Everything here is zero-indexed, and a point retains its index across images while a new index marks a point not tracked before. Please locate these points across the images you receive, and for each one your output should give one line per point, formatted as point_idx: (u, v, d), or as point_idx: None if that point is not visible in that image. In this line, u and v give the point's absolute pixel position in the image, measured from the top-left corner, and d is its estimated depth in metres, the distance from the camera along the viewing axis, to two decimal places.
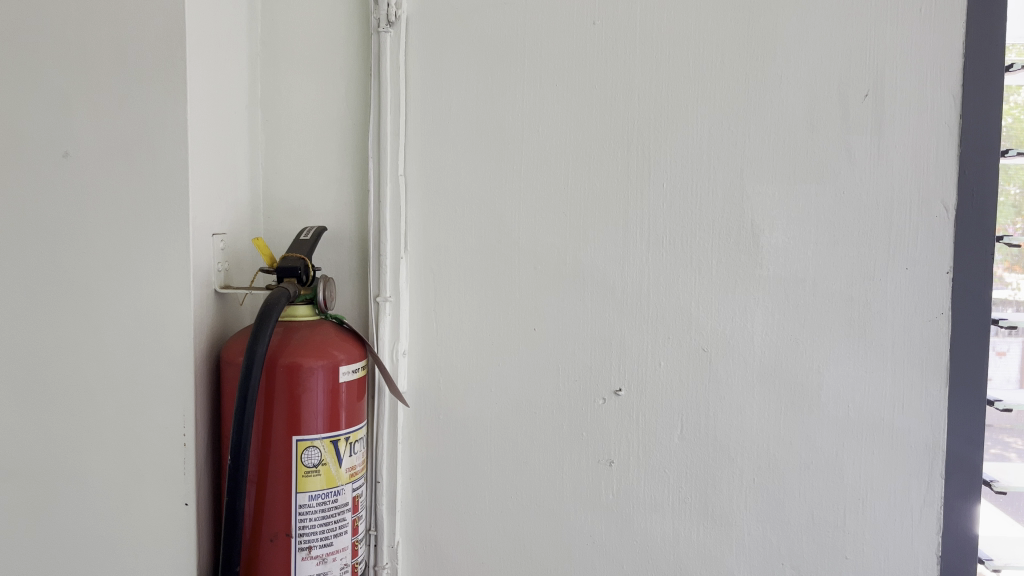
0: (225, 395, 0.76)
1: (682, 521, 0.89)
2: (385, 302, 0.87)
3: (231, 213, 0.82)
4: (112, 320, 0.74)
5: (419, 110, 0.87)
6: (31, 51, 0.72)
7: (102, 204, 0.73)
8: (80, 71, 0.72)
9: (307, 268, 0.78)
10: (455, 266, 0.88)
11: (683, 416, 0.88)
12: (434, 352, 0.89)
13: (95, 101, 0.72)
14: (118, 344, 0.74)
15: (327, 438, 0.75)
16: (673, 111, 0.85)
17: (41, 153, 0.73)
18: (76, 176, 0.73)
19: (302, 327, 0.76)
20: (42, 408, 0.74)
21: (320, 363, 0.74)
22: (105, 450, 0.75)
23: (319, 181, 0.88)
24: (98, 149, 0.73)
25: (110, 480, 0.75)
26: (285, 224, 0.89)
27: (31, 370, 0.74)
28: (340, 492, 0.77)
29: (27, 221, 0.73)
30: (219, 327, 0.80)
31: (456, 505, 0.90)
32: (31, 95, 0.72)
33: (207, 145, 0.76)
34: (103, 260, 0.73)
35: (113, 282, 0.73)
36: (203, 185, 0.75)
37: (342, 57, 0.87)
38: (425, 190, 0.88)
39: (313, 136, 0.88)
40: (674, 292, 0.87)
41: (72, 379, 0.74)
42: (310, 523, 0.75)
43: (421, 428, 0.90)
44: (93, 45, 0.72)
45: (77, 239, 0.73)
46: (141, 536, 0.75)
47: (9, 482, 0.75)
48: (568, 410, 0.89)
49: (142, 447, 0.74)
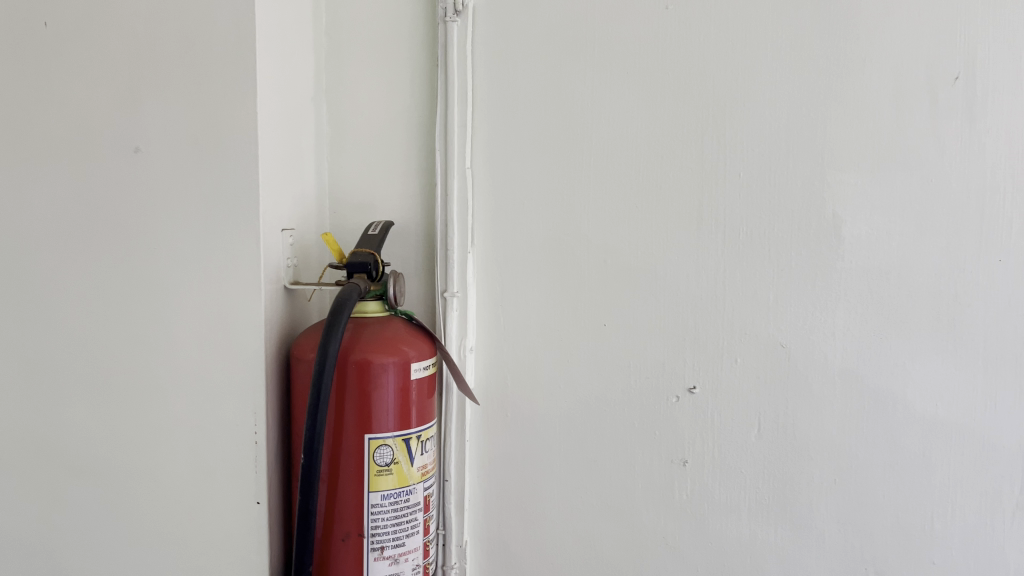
0: (296, 392, 0.75)
1: (759, 523, 0.86)
2: (453, 297, 0.85)
3: (298, 208, 0.81)
4: (183, 317, 0.73)
5: (486, 100, 0.85)
6: (102, 47, 0.71)
7: (172, 199, 0.72)
8: (148, 65, 0.71)
9: (377, 263, 0.77)
10: (524, 260, 0.86)
11: (760, 414, 0.85)
12: (502, 348, 0.87)
13: (164, 95, 0.71)
14: (189, 341, 0.73)
15: (399, 437, 0.74)
16: (749, 97, 0.82)
17: (112, 149, 0.72)
18: (145, 171, 0.72)
19: (373, 323, 0.75)
20: (115, 405, 0.74)
21: (392, 359, 0.73)
22: (176, 448, 0.74)
23: (385, 175, 0.87)
24: (168, 143, 0.72)
25: (182, 478, 0.74)
26: (352, 218, 0.88)
27: (104, 366, 0.74)
28: (412, 491, 0.75)
29: (99, 218, 0.73)
30: (288, 323, 0.79)
31: (525, 504, 0.88)
32: (102, 91, 0.72)
33: (275, 139, 0.75)
34: (173, 256, 0.72)
35: (183, 278, 0.73)
36: (272, 180, 0.74)
37: (408, 48, 0.86)
38: (492, 182, 0.86)
39: (379, 128, 0.87)
40: (750, 285, 0.84)
41: (144, 377, 0.74)
42: (382, 523, 0.74)
43: (489, 426, 0.88)
44: (162, 38, 0.71)
45: (148, 235, 0.72)
46: (213, 535, 0.74)
47: (83, 478, 0.75)
48: (640, 408, 0.86)
49: (213, 445, 0.74)
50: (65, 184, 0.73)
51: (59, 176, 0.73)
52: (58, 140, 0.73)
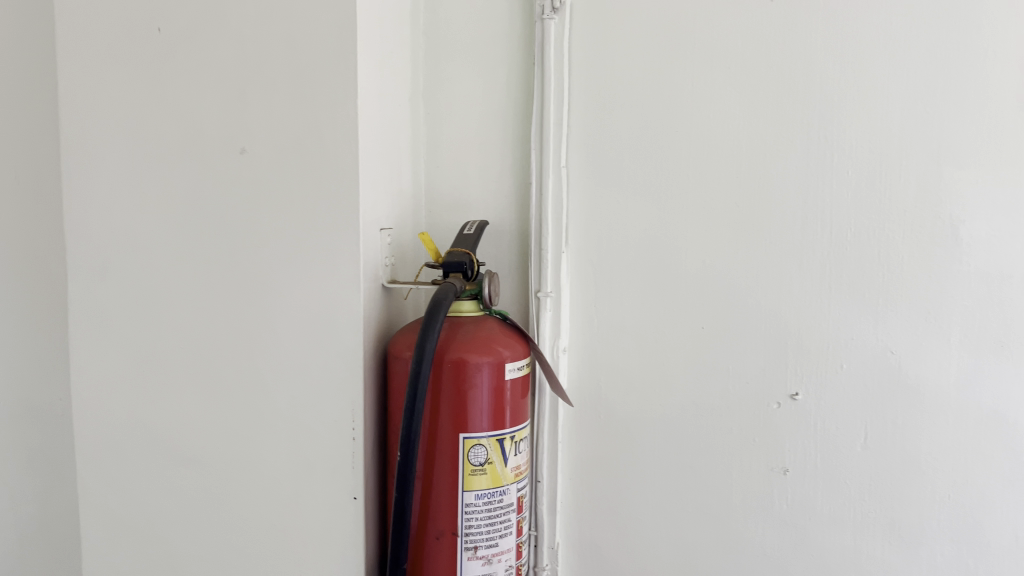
0: (393, 389, 0.76)
1: (865, 537, 0.82)
2: (547, 298, 0.84)
3: (395, 208, 0.82)
4: (285, 314, 0.75)
5: (583, 99, 0.84)
6: (211, 51, 0.74)
7: (276, 199, 0.74)
8: (254, 69, 0.73)
9: (472, 262, 0.77)
10: (619, 260, 0.85)
11: (867, 423, 0.81)
12: (596, 349, 0.86)
13: (270, 97, 0.73)
14: (291, 338, 0.75)
15: (493, 437, 0.74)
16: (858, 91, 0.78)
17: (220, 151, 0.74)
18: (251, 172, 0.74)
19: (468, 323, 0.75)
20: (221, 399, 0.77)
21: (486, 359, 0.72)
22: (278, 442, 0.76)
23: (480, 174, 0.87)
24: (273, 145, 0.73)
25: (283, 471, 0.76)
26: (448, 218, 0.89)
27: (211, 361, 0.77)
28: (505, 492, 0.75)
29: (207, 217, 0.75)
30: (385, 321, 0.80)
31: (618, 509, 0.87)
32: (211, 94, 0.74)
33: (374, 140, 0.76)
34: (276, 255, 0.74)
35: (286, 276, 0.74)
36: (371, 180, 0.75)
37: (505, 47, 0.86)
38: (588, 181, 0.85)
39: (474, 128, 0.87)
40: (857, 288, 0.80)
41: (248, 372, 0.76)
42: (475, 522, 0.74)
43: (582, 428, 0.87)
44: (268, 42, 0.73)
45: (253, 234, 0.74)
46: (312, 527, 0.76)
47: (191, 468, 0.78)
48: (738, 413, 0.83)
49: (313, 440, 0.75)
50: (176, 185, 0.76)
51: (170, 178, 0.76)
52: (169, 142, 0.75)
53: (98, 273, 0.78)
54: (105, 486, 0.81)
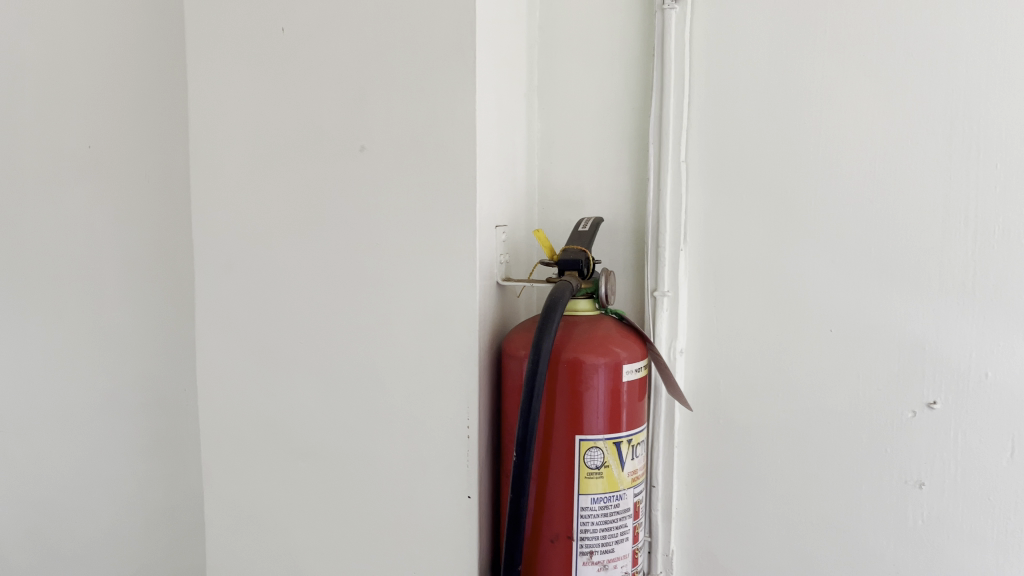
0: (507, 388, 0.75)
1: (1011, 560, 0.76)
2: (664, 297, 0.82)
3: (510, 205, 0.81)
4: (402, 311, 0.75)
5: (703, 90, 0.81)
6: (333, 50, 0.74)
7: (393, 196, 0.74)
8: (374, 66, 0.73)
9: (588, 260, 0.75)
10: (740, 258, 0.81)
11: (1015, 437, 0.75)
12: (715, 351, 0.83)
13: (389, 94, 0.73)
14: (407, 335, 0.75)
15: (610, 440, 0.72)
16: (1010, 77, 0.72)
17: (341, 148, 0.75)
18: (370, 169, 0.74)
19: (584, 322, 0.74)
20: (339, 394, 0.78)
21: (604, 360, 0.70)
22: (393, 438, 0.76)
23: (595, 170, 0.85)
24: (391, 142, 0.74)
25: (398, 467, 0.76)
26: (561, 214, 0.87)
27: (329, 356, 0.78)
28: (622, 496, 0.73)
29: (327, 214, 0.76)
30: (499, 319, 0.80)
31: (736, 517, 0.84)
32: (332, 92, 0.75)
33: (491, 136, 0.75)
34: (394, 252, 0.74)
35: (402, 273, 0.74)
36: (487, 177, 0.75)
37: (622, 38, 0.83)
38: (708, 177, 0.81)
39: (589, 122, 0.85)
40: (1006, 290, 0.74)
41: (365, 368, 0.76)
42: (591, 527, 0.72)
43: (699, 432, 0.84)
44: (388, 39, 0.73)
45: (371, 230, 0.75)
46: (426, 525, 0.76)
47: (309, 462, 0.79)
48: (868, 422, 0.79)
49: (427, 437, 0.75)
50: (296, 183, 0.77)
51: (291, 175, 0.77)
52: (291, 141, 0.77)
53: (223, 268, 0.81)
54: (228, 475, 0.83)
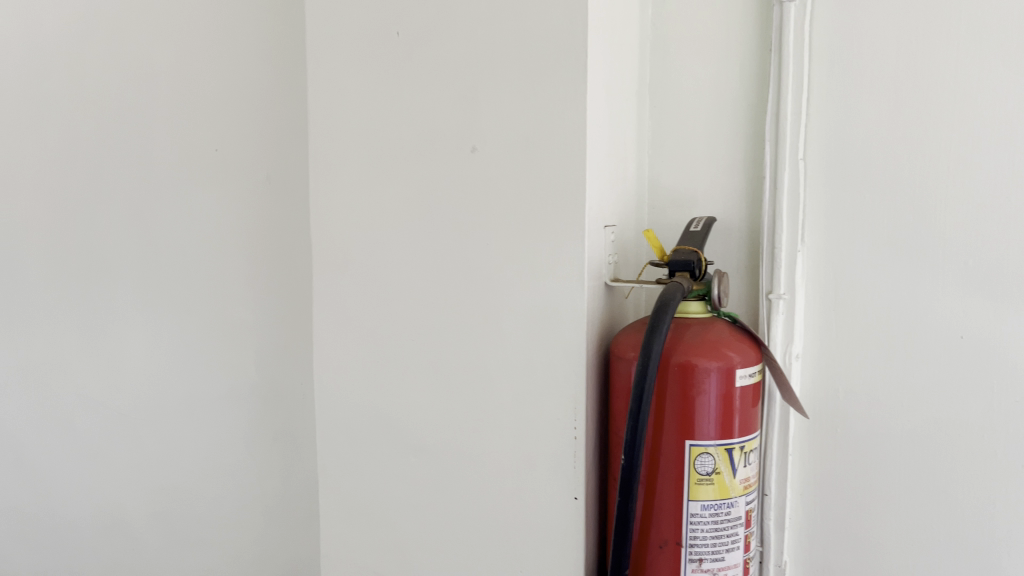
0: (616, 391, 0.74)
1: None
2: (779, 300, 0.79)
3: (620, 205, 0.80)
4: (510, 311, 0.75)
5: (824, 85, 0.77)
6: (446, 53, 0.76)
7: (504, 197, 0.74)
8: (486, 67, 0.74)
9: (700, 261, 0.74)
10: (862, 260, 0.78)
11: None
12: (834, 357, 0.80)
13: (500, 95, 0.74)
14: (515, 335, 0.75)
15: (721, 446, 0.70)
16: None
17: (453, 149, 0.76)
18: (481, 170, 0.75)
19: (695, 325, 0.72)
20: (448, 391, 0.79)
21: (715, 365, 0.69)
22: (501, 437, 0.77)
23: (708, 169, 0.83)
24: (502, 142, 0.74)
25: (505, 466, 0.77)
26: (671, 214, 0.85)
27: (439, 354, 0.79)
28: (733, 504, 0.71)
29: (438, 215, 0.78)
30: (608, 320, 0.79)
31: (854, 530, 0.80)
32: (445, 95, 0.76)
33: (601, 135, 0.74)
34: (503, 252, 0.75)
35: (511, 273, 0.75)
36: (597, 176, 0.74)
37: (737, 33, 0.81)
38: (828, 175, 0.78)
39: (703, 119, 0.83)
40: None
41: (474, 366, 0.77)
42: (701, 534, 0.70)
43: (815, 440, 0.81)
44: (500, 40, 0.73)
45: (481, 230, 0.76)
46: (533, 525, 0.76)
47: (418, 457, 0.81)
48: (1003, 436, 0.74)
49: (535, 437, 0.75)
50: (409, 184, 0.79)
51: (404, 176, 0.79)
52: (405, 143, 0.78)
53: (339, 267, 0.83)
54: (342, 467, 0.86)
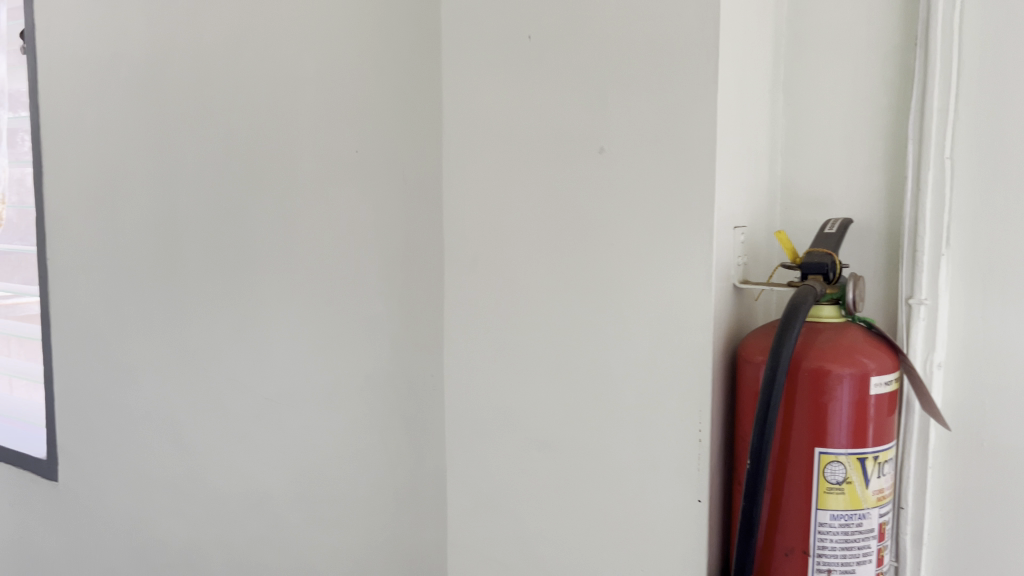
0: (743, 394, 0.73)
1: None
2: (920, 306, 0.76)
3: (750, 206, 0.79)
4: (636, 311, 0.76)
5: (975, 80, 0.73)
6: (576, 55, 0.77)
7: (632, 197, 0.75)
8: (616, 69, 0.75)
9: (835, 264, 0.71)
10: (1014, 265, 0.73)
11: None
12: (980, 367, 0.76)
13: (629, 96, 0.74)
14: (640, 334, 0.76)
15: (853, 455, 0.68)
16: None
17: (582, 150, 0.77)
18: (609, 170, 0.76)
19: (828, 330, 0.70)
20: (572, 388, 0.80)
21: (849, 371, 0.67)
22: (624, 436, 0.78)
23: (845, 168, 0.81)
24: (631, 143, 0.74)
25: (628, 465, 0.78)
26: (805, 215, 0.83)
27: (564, 352, 0.80)
28: (866, 516, 0.69)
29: (566, 215, 0.79)
30: (736, 323, 0.78)
31: (1000, 551, 0.76)
32: (575, 97, 0.77)
33: (732, 135, 0.74)
34: (629, 253, 0.75)
35: (637, 273, 0.75)
36: (727, 177, 0.73)
37: (879, 27, 0.78)
38: (977, 175, 0.74)
39: (840, 117, 0.81)
40: None
41: (599, 364, 0.78)
42: (830, 544, 0.69)
43: (957, 454, 0.77)
44: (631, 41, 0.74)
45: (608, 230, 0.77)
46: (655, 525, 0.77)
47: (543, 452, 0.83)
48: None
49: (658, 438, 0.76)
50: (538, 185, 0.80)
51: (533, 177, 0.81)
52: (535, 144, 0.80)
53: (469, 264, 0.86)
54: (469, 459, 0.89)
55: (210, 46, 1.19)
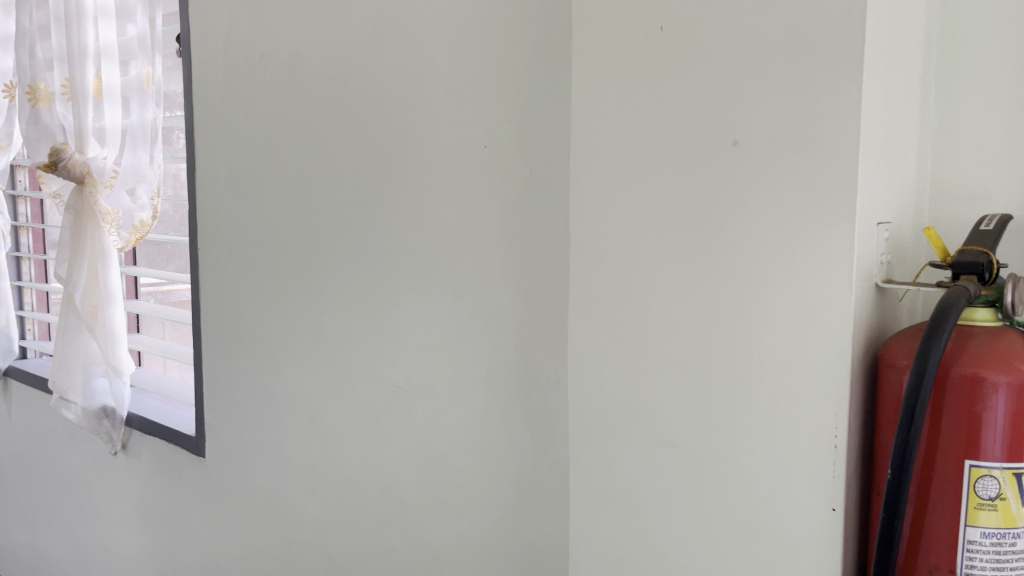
0: (884, 400, 0.69)
1: None
2: None
3: (897, 202, 0.75)
4: (769, 309, 0.73)
5: None
6: (711, 45, 0.75)
7: (767, 191, 0.72)
8: (753, 57, 0.72)
9: (991, 264, 0.67)
10: None
11: None
12: None
13: (766, 86, 0.71)
14: (773, 334, 0.73)
15: (1009, 470, 0.63)
16: None
17: (715, 143, 0.75)
18: (743, 164, 0.73)
19: (982, 334, 0.65)
20: (700, 387, 0.78)
21: (1006, 380, 0.62)
22: (754, 438, 0.75)
23: (1003, 162, 0.79)
24: (767, 135, 0.72)
25: (758, 469, 0.75)
26: (956, 211, 0.82)
27: (692, 350, 0.79)
28: (1020, 536, 0.64)
29: (696, 210, 0.77)
30: (878, 325, 0.74)
31: None
32: (708, 88, 0.75)
33: (878, 126, 0.70)
34: (763, 249, 0.73)
35: (771, 270, 0.72)
36: (872, 170, 0.69)
37: None
38: None
39: (997, 109, 0.79)
40: None
41: (728, 364, 0.76)
42: (979, 563, 0.65)
43: None
44: (769, 28, 0.71)
45: (741, 225, 0.74)
46: (786, 532, 0.74)
47: (668, 452, 0.82)
48: None
49: (791, 442, 0.73)
50: (668, 178, 0.79)
51: (663, 171, 0.79)
52: (665, 137, 0.79)
53: (596, 259, 0.86)
54: (592, 454, 0.89)
55: (347, 46, 1.23)
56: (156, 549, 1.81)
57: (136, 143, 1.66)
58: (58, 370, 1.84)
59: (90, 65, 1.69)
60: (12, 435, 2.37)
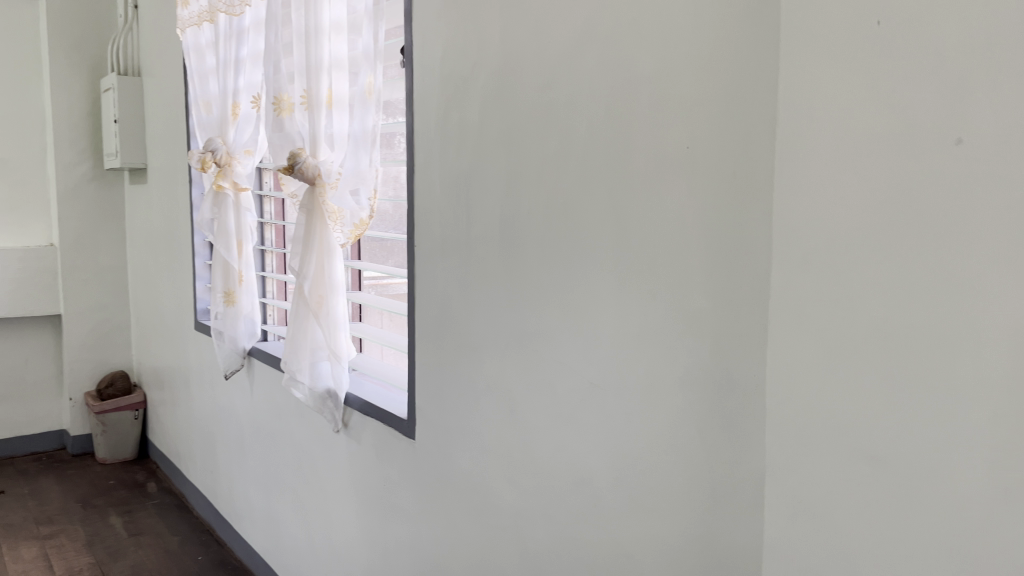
0: None
1: None
2: None
3: None
4: (993, 322, 0.67)
5: None
6: (933, 38, 0.70)
7: (994, 194, 0.67)
8: (982, 51, 0.67)
9: None
10: None
11: None
12: None
13: (999, 80, 0.66)
14: (997, 348, 0.67)
15: None
16: None
17: (935, 141, 0.70)
18: (965, 164, 0.68)
19: None
20: (910, 401, 0.74)
21: None
22: (971, 458, 0.70)
23: None
24: (996, 133, 0.66)
25: (975, 493, 0.69)
26: None
27: (902, 361, 0.74)
28: None
29: (912, 213, 0.72)
30: None
31: None
32: (929, 84, 0.71)
33: None
34: (988, 256, 0.68)
35: (996, 279, 0.67)
36: None
37: None
38: None
39: None
40: None
41: (943, 377, 0.71)
42: None
43: None
44: (1001, 19, 0.66)
45: (964, 229, 0.69)
46: (1007, 563, 0.68)
47: (872, 467, 0.78)
48: None
49: (1016, 466, 0.67)
50: (880, 178, 0.75)
51: (874, 171, 0.75)
52: (878, 136, 0.75)
53: (799, 262, 0.83)
54: (790, 463, 0.86)
55: (555, 51, 1.27)
56: (369, 522, 1.96)
57: (359, 148, 1.80)
58: (290, 352, 2.04)
59: (323, 78, 1.86)
60: (253, 408, 2.66)
